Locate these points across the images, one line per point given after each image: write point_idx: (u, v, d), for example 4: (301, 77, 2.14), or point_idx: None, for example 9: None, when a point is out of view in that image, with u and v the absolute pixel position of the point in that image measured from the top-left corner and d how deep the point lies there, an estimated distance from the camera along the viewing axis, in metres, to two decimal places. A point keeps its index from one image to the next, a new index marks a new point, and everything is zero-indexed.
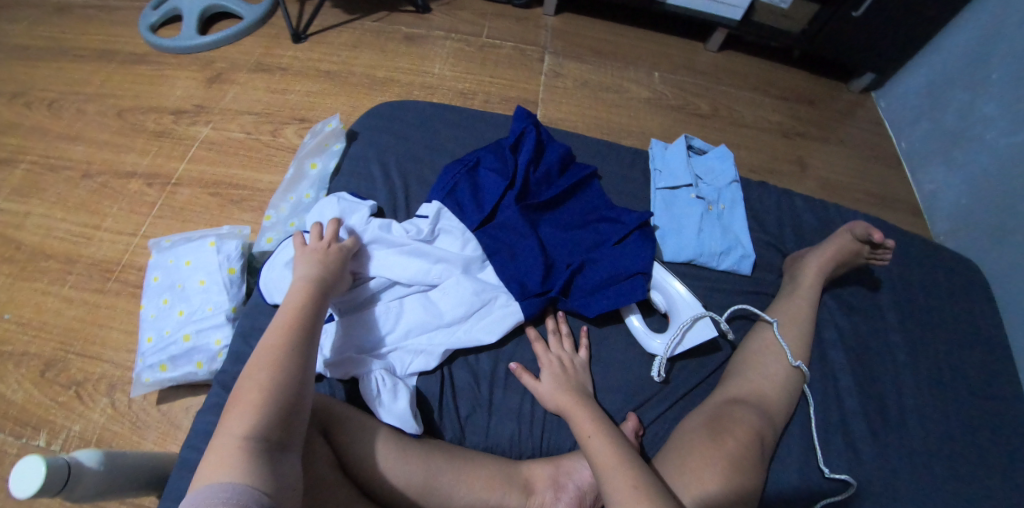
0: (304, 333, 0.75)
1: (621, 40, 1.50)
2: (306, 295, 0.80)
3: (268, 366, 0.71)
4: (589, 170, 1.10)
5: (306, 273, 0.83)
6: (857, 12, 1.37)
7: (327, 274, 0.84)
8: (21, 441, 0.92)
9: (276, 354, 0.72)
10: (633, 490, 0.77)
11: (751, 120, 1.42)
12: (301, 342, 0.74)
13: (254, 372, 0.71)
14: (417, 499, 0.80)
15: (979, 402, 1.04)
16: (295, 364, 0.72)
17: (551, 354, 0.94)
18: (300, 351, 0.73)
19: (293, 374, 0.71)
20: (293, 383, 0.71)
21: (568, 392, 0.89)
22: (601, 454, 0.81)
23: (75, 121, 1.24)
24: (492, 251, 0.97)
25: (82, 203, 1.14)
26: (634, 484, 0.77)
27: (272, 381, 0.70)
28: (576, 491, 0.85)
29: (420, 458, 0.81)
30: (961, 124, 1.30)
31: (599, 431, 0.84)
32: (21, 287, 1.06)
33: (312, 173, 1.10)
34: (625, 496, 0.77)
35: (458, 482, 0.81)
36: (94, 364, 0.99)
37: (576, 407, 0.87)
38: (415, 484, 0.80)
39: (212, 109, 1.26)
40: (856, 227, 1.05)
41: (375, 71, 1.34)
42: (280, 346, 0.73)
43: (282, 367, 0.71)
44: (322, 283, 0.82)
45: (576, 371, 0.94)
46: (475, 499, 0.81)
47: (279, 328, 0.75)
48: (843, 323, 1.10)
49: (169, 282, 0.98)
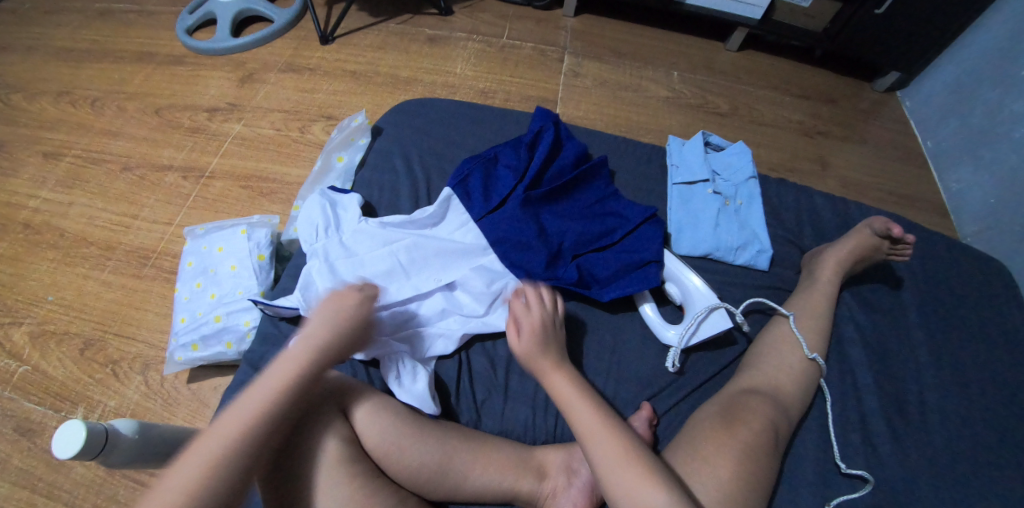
0: (274, 422, 0.73)
1: (640, 40, 1.52)
2: (298, 370, 0.77)
3: (213, 460, 0.68)
4: (600, 160, 1.10)
5: (312, 349, 0.79)
6: (880, 10, 1.36)
7: (335, 343, 0.81)
8: (60, 414, 0.98)
9: (232, 444, 0.70)
10: (628, 457, 0.78)
11: (771, 119, 1.43)
12: (265, 434, 0.72)
13: (200, 457, 0.68)
14: (430, 481, 0.82)
15: (1005, 402, 1.02)
16: (239, 472, 0.69)
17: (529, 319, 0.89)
18: (259, 444, 0.71)
19: (237, 470, 0.69)
20: (236, 483, 0.69)
21: (543, 355, 0.87)
22: (587, 425, 0.81)
23: (115, 118, 1.31)
24: (497, 239, 0.99)
25: (122, 194, 1.21)
26: (626, 453, 0.78)
27: (212, 476, 0.68)
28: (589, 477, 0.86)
29: (437, 439, 0.83)
30: (989, 123, 1.29)
31: (584, 397, 0.84)
32: (63, 272, 1.12)
33: (339, 166, 1.13)
34: (621, 467, 0.77)
35: (471, 465, 0.83)
36: (130, 344, 1.04)
37: (552, 372, 0.86)
38: (430, 464, 0.81)
39: (244, 107, 1.32)
40: (874, 223, 1.06)
41: (400, 71, 1.39)
42: (242, 433, 0.70)
43: (230, 462, 0.69)
44: (318, 368, 0.78)
45: (553, 329, 0.90)
46: (487, 481, 0.83)
47: (250, 405, 0.73)
48: (861, 320, 1.09)
49: (202, 267, 1.03)
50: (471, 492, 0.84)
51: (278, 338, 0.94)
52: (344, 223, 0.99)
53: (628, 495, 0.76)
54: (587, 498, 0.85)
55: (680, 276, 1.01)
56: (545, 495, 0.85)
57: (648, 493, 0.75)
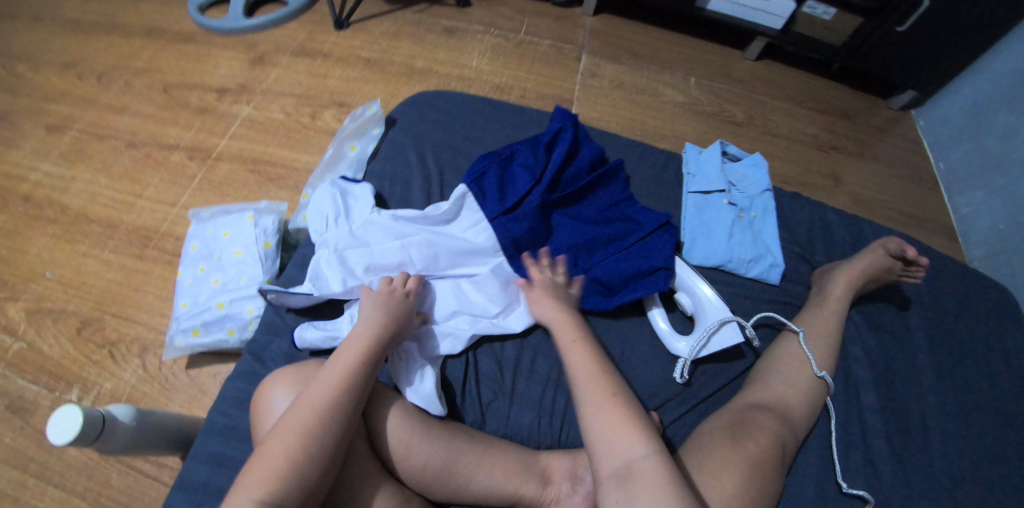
0: (352, 396, 0.75)
1: (659, 43, 1.51)
2: (364, 348, 0.80)
3: (301, 434, 0.71)
4: (616, 164, 1.08)
5: (366, 342, 0.81)
6: (902, 27, 1.35)
7: (392, 323, 0.84)
8: (55, 394, 0.96)
9: (315, 419, 0.72)
10: (610, 398, 0.79)
11: (785, 131, 1.42)
12: (347, 407, 0.74)
13: (286, 433, 0.71)
14: (435, 483, 0.81)
15: (1008, 429, 1.01)
16: (320, 469, 0.70)
17: (544, 276, 0.94)
18: (344, 416, 0.73)
19: (325, 442, 0.71)
20: (327, 455, 0.71)
21: (551, 304, 0.91)
22: (579, 364, 0.83)
23: (122, 93, 1.28)
24: (507, 242, 0.96)
25: (125, 171, 1.18)
26: (612, 391, 0.80)
27: (302, 450, 0.70)
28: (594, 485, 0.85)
29: (443, 440, 0.82)
30: (1004, 146, 1.28)
31: (583, 341, 0.86)
32: (63, 248, 1.09)
33: (351, 155, 1.12)
34: (602, 406, 0.78)
35: (475, 468, 0.82)
36: (129, 325, 1.02)
37: (563, 319, 0.89)
38: (434, 465, 0.80)
39: (255, 89, 1.29)
40: (890, 242, 1.05)
41: (415, 61, 1.36)
42: (323, 407, 0.73)
43: (318, 436, 0.71)
44: (374, 359, 0.79)
45: (566, 295, 0.93)
46: (491, 485, 0.82)
47: (326, 382, 0.75)
48: (869, 339, 1.09)
49: (207, 251, 1.01)
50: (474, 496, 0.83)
51: (283, 328, 0.92)
52: (355, 214, 0.98)
53: (605, 437, 0.76)
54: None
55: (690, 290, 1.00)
56: (549, 501, 0.84)
57: (625, 441, 0.75)
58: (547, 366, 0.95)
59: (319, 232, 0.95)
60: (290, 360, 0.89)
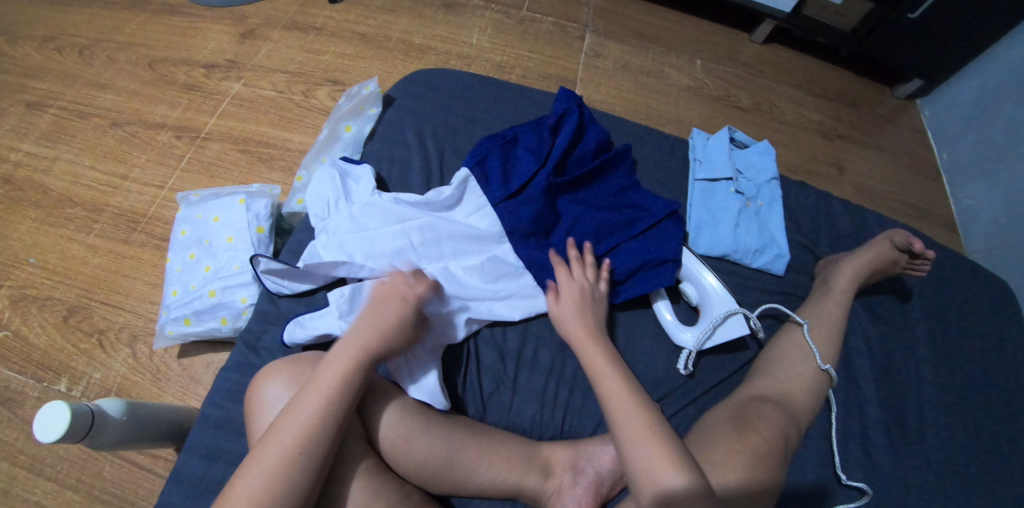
0: (337, 422, 0.71)
1: (664, 23, 1.46)
2: (350, 367, 0.74)
3: (277, 466, 0.68)
4: (623, 148, 1.05)
5: (362, 340, 0.77)
6: (914, 14, 1.32)
7: (384, 336, 0.78)
8: (43, 385, 0.93)
9: (294, 450, 0.68)
10: (648, 433, 0.77)
11: (791, 117, 1.39)
12: (331, 436, 0.70)
13: (263, 466, 0.68)
14: (436, 475, 0.78)
15: (1004, 423, 1.02)
16: (306, 484, 0.68)
17: (581, 284, 0.91)
18: (328, 443, 0.70)
19: (307, 472, 0.68)
20: (309, 483, 0.68)
21: (580, 321, 0.88)
22: (614, 395, 0.81)
23: (104, 68, 1.22)
24: (511, 229, 0.94)
25: (110, 151, 1.13)
26: (651, 427, 0.78)
27: (280, 484, 0.67)
28: (595, 476, 0.83)
29: (443, 432, 0.79)
30: (1010, 140, 1.26)
31: (615, 371, 0.83)
32: (46, 233, 1.05)
33: (347, 136, 1.07)
34: (641, 441, 0.77)
35: (476, 461, 0.80)
36: (117, 313, 0.99)
37: (587, 344, 0.86)
38: (435, 459, 0.78)
39: (245, 65, 1.23)
40: (896, 235, 1.04)
41: (413, 37, 1.31)
42: (303, 437, 0.69)
43: (297, 468, 0.68)
44: (359, 377, 0.74)
45: (596, 303, 0.91)
46: (493, 477, 0.80)
47: (307, 409, 0.71)
48: (870, 331, 1.08)
49: (197, 237, 0.97)
50: (475, 487, 0.80)
51: (278, 317, 0.89)
52: (355, 196, 0.94)
53: (645, 471, 0.75)
54: (593, 499, 0.82)
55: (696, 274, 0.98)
56: (550, 493, 0.82)
57: (666, 474, 0.74)
58: (550, 355, 0.92)
59: (319, 216, 0.92)
60: (284, 352, 0.86)
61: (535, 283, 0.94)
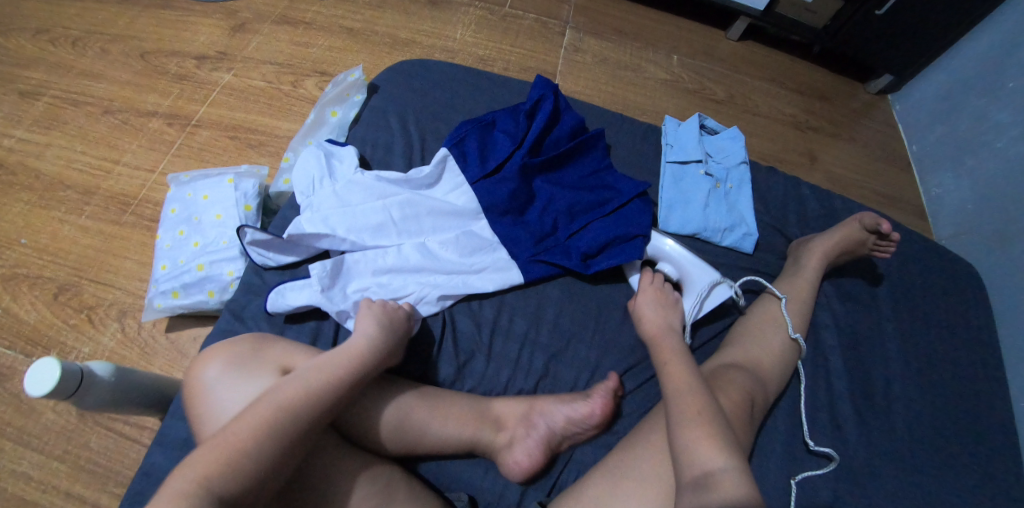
0: (328, 404, 0.72)
1: (643, 21, 1.52)
2: (355, 360, 0.76)
3: (263, 429, 0.67)
4: (597, 132, 1.09)
5: (373, 338, 0.79)
6: (881, 11, 1.38)
7: (390, 340, 0.80)
8: (32, 359, 0.96)
9: (281, 418, 0.68)
10: (698, 415, 0.75)
11: (765, 110, 1.44)
12: (320, 414, 0.71)
13: (246, 426, 0.67)
14: (390, 438, 0.80)
15: (967, 394, 1.05)
16: (285, 453, 0.67)
17: (659, 287, 0.96)
18: (316, 420, 0.70)
19: (289, 442, 0.68)
20: (287, 452, 0.68)
21: (658, 313, 0.93)
22: (674, 379, 0.81)
23: (97, 59, 1.26)
24: (487, 206, 0.98)
25: (102, 137, 1.16)
26: (698, 410, 0.76)
27: (259, 447, 0.66)
28: (547, 430, 0.84)
29: (391, 396, 0.82)
30: (974, 130, 1.31)
31: (677, 360, 0.85)
32: (38, 214, 1.08)
33: (332, 121, 1.12)
34: (693, 420, 0.76)
35: (428, 419, 0.82)
36: (106, 290, 1.01)
37: (661, 336, 0.89)
38: (388, 422, 0.80)
39: (235, 57, 1.27)
40: (865, 217, 1.07)
41: (398, 32, 1.35)
42: (293, 409, 0.69)
43: (279, 435, 0.68)
44: (363, 371, 0.76)
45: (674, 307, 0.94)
46: (447, 433, 0.83)
47: (304, 384, 0.71)
48: (838, 308, 1.12)
49: (186, 215, 1.00)
50: (432, 446, 0.83)
51: (262, 289, 0.93)
52: (339, 174, 0.98)
53: (685, 447, 0.74)
54: (543, 451, 0.84)
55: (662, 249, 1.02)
56: (503, 445, 0.84)
57: (705, 454, 0.73)
58: (524, 325, 0.95)
59: (303, 194, 0.96)
60: (267, 320, 0.90)
61: (510, 258, 0.97)
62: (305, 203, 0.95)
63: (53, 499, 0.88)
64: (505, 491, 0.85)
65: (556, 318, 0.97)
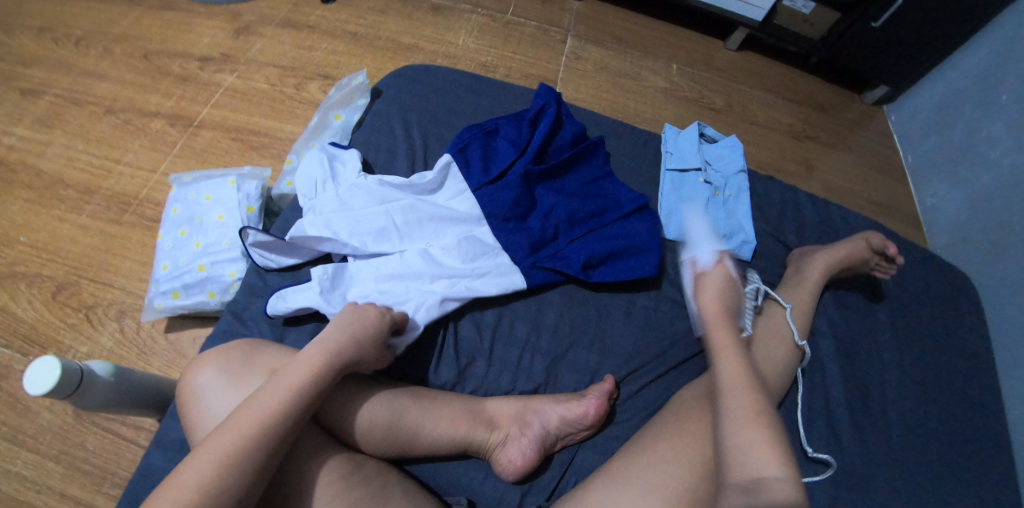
0: (287, 423, 0.69)
1: (643, 30, 1.53)
2: (313, 373, 0.73)
3: (221, 459, 0.66)
4: (597, 140, 1.09)
5: (333, 347, 0.76)
6: (877, 23, 1.39)
7: (353, 348, 0.77)
8: (29, 358, 0.95)
9: (239, 445, 0.66)
10: (755, 414, 0.76)
11: (763, 120, 1.46)
12: (280, 435, 0.68)
13: (204, 458, 0.66)
14: (381, 439, 0.79)
15: (961, 402, 1.07)
16: (246, 481, 0.66)
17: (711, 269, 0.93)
18: (276, 442, 0.68)
19: (249, 469, 0.66)
20: (249, 480, 0.66)
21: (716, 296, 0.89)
22: (730, 369, 0.81)
23: (100, 59, 1.26)
24: (490, 212, 0.99)
25: (104, 137, 1.16)
26: (756, 410, 0.76)
27: (217, 478, 0.65)
28: (542, 429, 0.85)
29: (384, 397, 0.81)
30: (968, 142, 1.33)
31: (734, 347, 0.84)
32: (38, 213, 1.08)
33: (335, 124, 1.13)
34: (750, 423, 0.75)
35: (423, 419, 0.81)
36: (106, 290, 1.01)
37: (719, 321, 0.87)
38: (378, 425, 0.79)
39: (239, 59, 1.28)
40: (873, 238, 1.10)
41: (402, 37, 1.36)
42: (249, 435, 0.67)
43: (237, 464, 0.66)
44: (321, 384, 0.73)
45: (730, 285, 0.91)
46: (442, 433, 0.82)
47: (259, 407, 0.69)
48: (835, 316, 1.13)
49: (188, 215, 1.00)
50: (426, 446, 0.82)
51: (264, 291, 0.93)
52: (342, 178, 0.99)
53: (743, 450, 0.73)
54: (538, 451, 0.84)
55: (694, 225, 1.00)
56: (497, 444, 0.84)
57: (761, 459, 0.72)
58: (525, 329, 0.96)
59: (306, 197, 0.97)
60: (268, 322, 0.90)
61: (512, 263, 0.97)
62: (309, 207, 0.95)
63: (49, 500, 0.88)
64: (504, 496, 0.85)
65: (557, 322, 0.97)
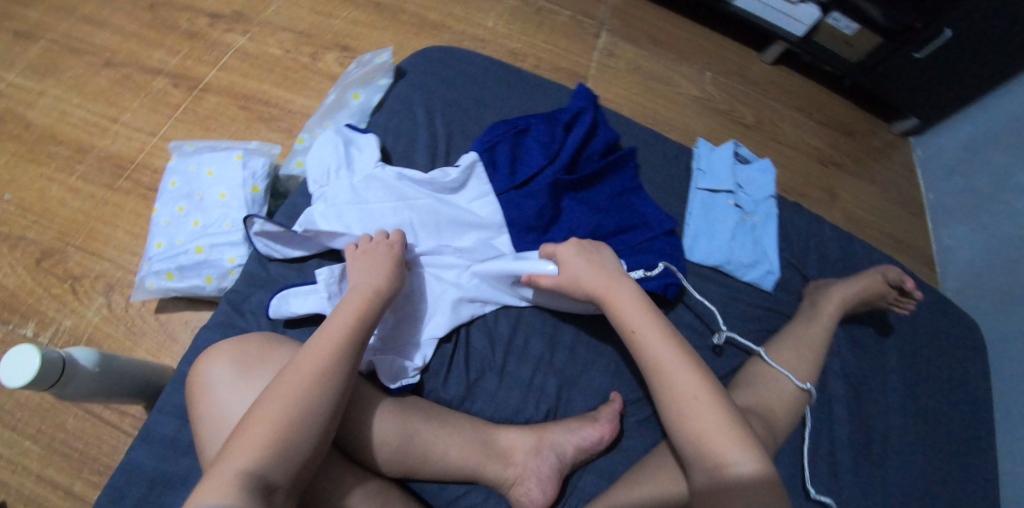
0: (350, 362, 0.70)
1: (678, 31, 1.47)
2: (359, 310, 0.75)
3: (295, 399, 0.66)
4: (630, 151, 1.04)
5: (371, 286, 0.78)
6: (920, 54, 1.35)
7: (390, 283, 0.79)
8: (8, 327, 0.89)
9: (311, 385, 0.67)
10: (697, 398, 0.73)
11: (790, 140, 1.42)
12: (348, 372, 0.70)
13: (276, 398, 0.66)
14: (391, 459, 0.77)
15: (961, 453, 1.05)
16: (324, 418, 0.66)
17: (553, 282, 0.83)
18: (345, 380, 0.69)
19: (326, 409, 0.67)
20: (328, 416, 0.67)
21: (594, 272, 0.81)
22: (653, 349, 0.77)
23: (102, 4, 1.16)
24: (513, 221, 0.93)
25: (101, 91, 1.08)
26: (694, 394, 0.73)
27: (294, 418, 0.65)
28: (556, 463, 0.81)
29: (396, 415, 0.78)
30: (993, 187, 1.28)
31: (654, 323, 0.78)
32: (26, 170, 1.00)
33: (353, 103, 1.06)
34: (691, 407, 0.73)
35: (434, 443, 0.78)
36: (93, 261, 0.94)
37: (611, 291, 0.81)
38: (388, 443, 0.76)
39: (252, 19, 1.19)
40: (889, 271, 1.06)
41: (428, 13, 1.28)
42: (317, 375, 0.68)
43: (315, 401, 0.66)
44: (369, 324, 0.74)
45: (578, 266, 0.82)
46: (452, 459, 0.79)
47: (322, 346, 0.70)
48: (847, 355, 1.10)
49: (188, 190, 0.94)
50: (435, 469, 0.79)
51: (266, 282, 0.87)
52: (358, 165, 0.92)
53: (705, 444, 0.71)
54: (556, 486, 0.81)
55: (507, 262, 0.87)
56: (509, 477, 0.81)
57: (721, 444, 0.70)
58: (539, 346, 0.92)
59: (320, 183, 0.90)
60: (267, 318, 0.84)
61: None
62: (323, 195, 0.88)
63: (23, 481, 0.83)
64: None
65: (574, 343, 0.93)
